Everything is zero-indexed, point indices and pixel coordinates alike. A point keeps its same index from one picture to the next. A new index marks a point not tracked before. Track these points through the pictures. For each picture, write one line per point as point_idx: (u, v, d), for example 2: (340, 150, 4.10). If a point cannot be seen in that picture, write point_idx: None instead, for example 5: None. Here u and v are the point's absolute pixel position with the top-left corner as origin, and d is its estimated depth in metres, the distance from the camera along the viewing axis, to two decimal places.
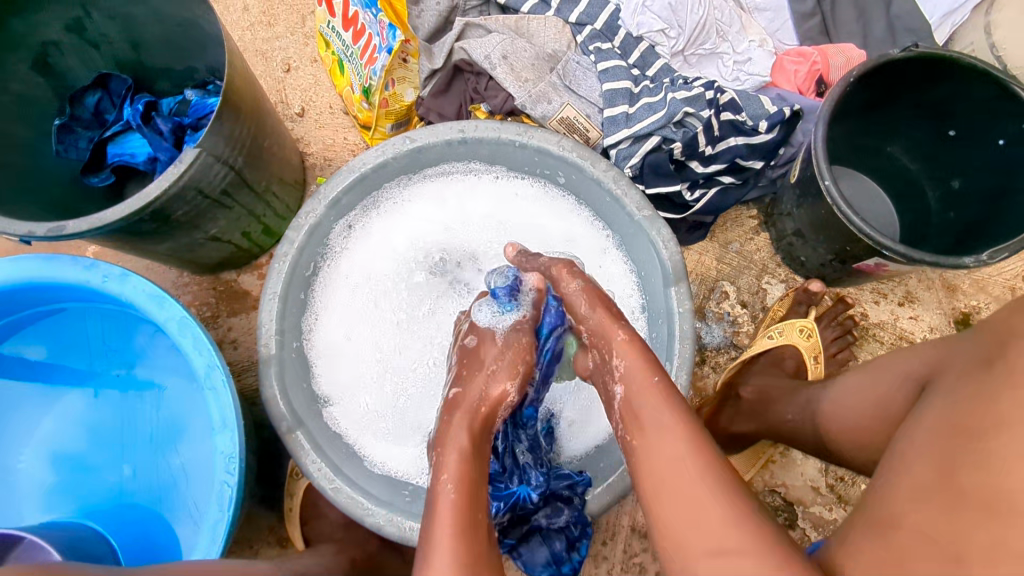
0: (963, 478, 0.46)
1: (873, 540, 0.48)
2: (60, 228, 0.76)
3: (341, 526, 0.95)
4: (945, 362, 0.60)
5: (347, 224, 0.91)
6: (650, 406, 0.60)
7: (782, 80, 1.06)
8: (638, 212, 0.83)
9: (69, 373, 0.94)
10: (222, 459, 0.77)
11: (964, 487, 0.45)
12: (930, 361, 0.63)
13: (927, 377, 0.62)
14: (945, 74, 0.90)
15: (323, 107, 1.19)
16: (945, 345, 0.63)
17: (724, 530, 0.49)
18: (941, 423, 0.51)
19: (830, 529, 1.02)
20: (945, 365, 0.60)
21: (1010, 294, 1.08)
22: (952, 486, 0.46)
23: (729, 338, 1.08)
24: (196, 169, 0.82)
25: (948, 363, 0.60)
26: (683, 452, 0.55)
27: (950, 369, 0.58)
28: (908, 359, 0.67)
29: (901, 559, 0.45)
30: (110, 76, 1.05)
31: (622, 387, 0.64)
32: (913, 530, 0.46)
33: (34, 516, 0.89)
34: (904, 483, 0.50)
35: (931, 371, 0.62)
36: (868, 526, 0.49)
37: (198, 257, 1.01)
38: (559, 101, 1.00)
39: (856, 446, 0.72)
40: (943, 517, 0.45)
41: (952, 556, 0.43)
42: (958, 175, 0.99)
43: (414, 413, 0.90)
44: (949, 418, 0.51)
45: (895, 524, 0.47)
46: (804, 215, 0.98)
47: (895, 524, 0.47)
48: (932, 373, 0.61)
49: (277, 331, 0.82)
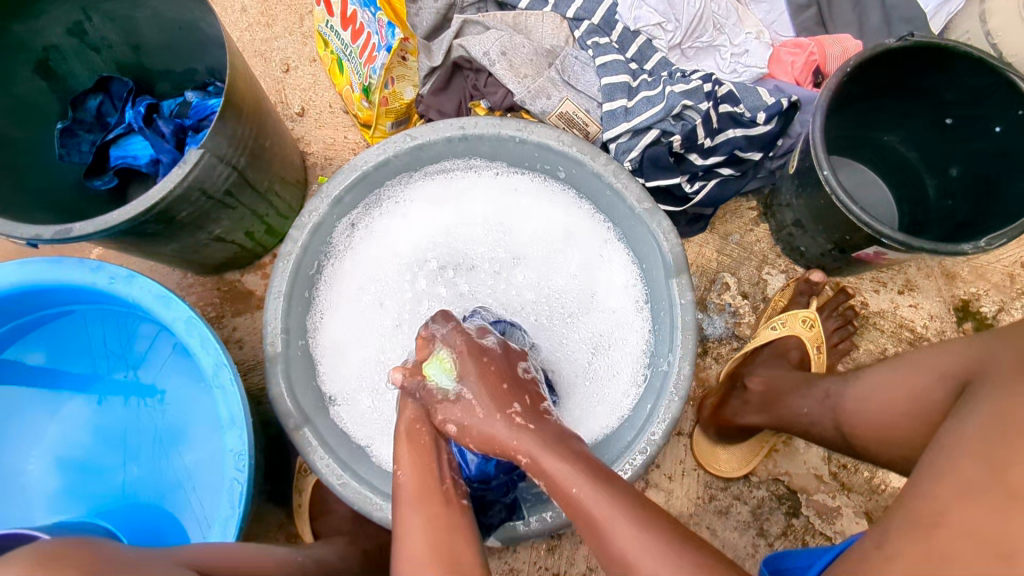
0: (1014, 474, 0.45)
1: (902, 530, 0.47)
2: (67, 231, 0.77)
3: (349, 520, 0.96)
4: (984, 363, 0.59)
5: (350, 223, 0.92)
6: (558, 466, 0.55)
7: (779, 71, 1.07)
8: (638, 205, 0.84)
9: (78, 374, 0.95)
10: (232, 456, 0.77)
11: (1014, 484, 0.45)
12: (964, 363, 0.63)
13: (968, 375, 0.61)
14: (938, 62, 0.91)
15: (323, 106, 1.19)
16: (977, 344, 0.63)
17: None
18: (989, 419, 0.51)
19: (834, 515, 1.03)
20: (984, 366, 0.59)
21: (1009, 281, 1.09)
22: (1003, 484, 0.45)
23: (731, 329, 1.09)
24: (200, 170, 0.82)
25: (987, 365, 0.59)
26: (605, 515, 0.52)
27: (991, 370, 0.58)
28: (939, 357, 0.67)
29: (927, 548, 0.45)
30: (111, 79, 1.05)
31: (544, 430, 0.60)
32: (958, 527, 0.45)
33: (45, 517, 0.89)
34: (945, 471, 0.49)
35: (969, 370, 0.61)
36: (905, 519, 0.48)
37: (202, 257, 1.01)
38: (558, 96, 1.01)
39: (880, 441, 0.73)
40: (989, 511, 0.45)
41: (1001, 553, 0.43)
42: (955, 162, 0.99)
43: None
44: (990, 417, 0.51)
45: (936, 521, 0.46)
46: (804, 205, 0.98)
47: (940, 521, 0.46)
48: (971, 374, 0.61)
49: (283, 330, 0.83)
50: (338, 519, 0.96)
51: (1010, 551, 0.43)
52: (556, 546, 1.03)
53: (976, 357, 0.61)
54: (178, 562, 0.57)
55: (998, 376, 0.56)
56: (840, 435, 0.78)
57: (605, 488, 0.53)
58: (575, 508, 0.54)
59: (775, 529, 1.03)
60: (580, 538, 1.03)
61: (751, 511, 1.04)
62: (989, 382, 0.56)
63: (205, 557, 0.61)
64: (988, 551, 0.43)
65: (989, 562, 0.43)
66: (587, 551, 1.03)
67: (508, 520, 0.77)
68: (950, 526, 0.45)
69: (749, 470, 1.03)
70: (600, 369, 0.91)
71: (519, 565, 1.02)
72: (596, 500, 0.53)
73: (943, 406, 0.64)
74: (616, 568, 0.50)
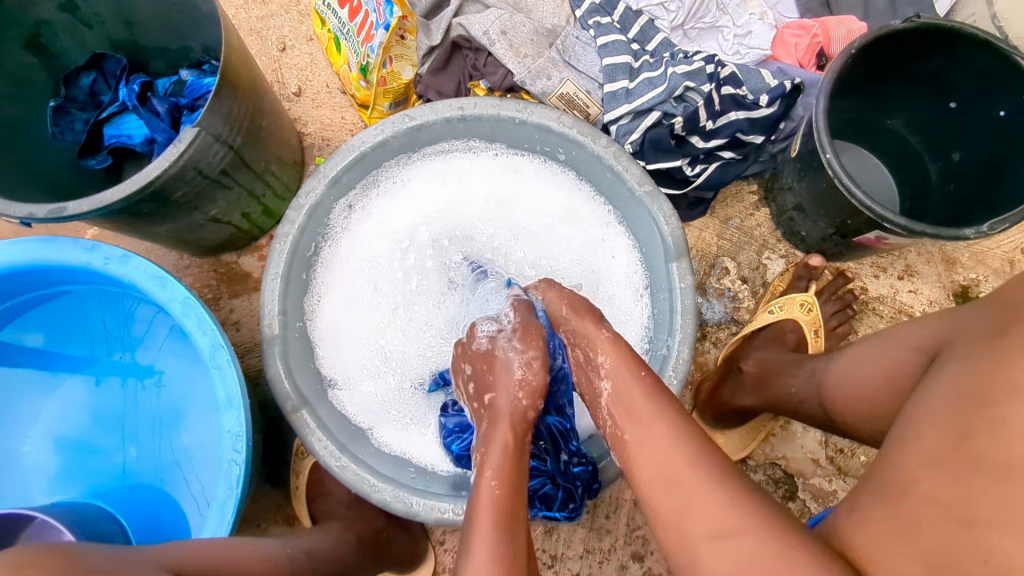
0: (976, 442, 0.46)
1: (873, 500, 0.49)
2: (61, 210, 0.76)
3: (346, 503, 0.96)
4: (952, 336, 0.59)
5: (347, 204, 0.91)
6: (640, 400, 0.60)
7: (782, 54, 1.05)
8: (639, 187, 0.84)
9: (75, 355, 0.94)
10: (229, 438, 0.77)
11: (976, 452, 0.45)
12: (936, 334, 0.62)
13: (937, 347, 0.61)
14: (946, 45, 0.90)
15: (320, 86, 1.18)
16: (950, 317, 0.62)
17: (724, 513, 0.50)
18: (956, 386, 0.51)
19: (830, 499, 1.03)
20: (952, 339, 0.59)
21: (1009, 267, 1.09)
22: (966, 451, 0.46)
23: (730, 314, 1.08)
24: (196, 149, 0.81)
25: (956, 334, 0.59)
26: (671, 444, 0.56)
27: (960, 340, 0.57)
28: (915, 331, 0.66)
29: (908, 525, 0.45)
30: (104, 57, 1.03)
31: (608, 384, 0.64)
32: (926, 495, 0.46)
33: (43, 498, 0.89)
34: (915, 448, 0.49)
35: None
36: (876, 488, 0.50)
37: (199, 238, 1.00)
38: (559, 77, 0.99)
39: (857, 417, 0.72)
40: (954, 480, 0.45)
41: (964, 520, 0.43)
42: (958, 147, 0.99)
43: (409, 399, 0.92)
44: (954, 387, 0.51)
45: (905, 489, 0.48)
46: (805, 188, 0.98)
47: (908, 489, 0.47)
48: (940, 345, 0.60)
49: (280, 311, 0.82)
50: (336, 502, 0.96)
51: (974, 519, 0.43)
52: (553, 528, 1.04)
53: (948, 328, 0.61)
54: (164, 563, 0.57)
55: (962, 346, 0.55)
56: (824, 411, 0.79)
57: (660, 400, 0.60)
58: (625, 401, 0.62)
59: None
60: (577, 520, 1.03)
61: None
62: (957, 352, 0.55)
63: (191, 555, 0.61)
64: (949, 516, 0.44)
65: (951, 529, 0.44)
66: (585, 534, 1.03)
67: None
68: (917, 495, 0.47)
69: (747, 454, 1.04)
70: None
71: None
72: (661, 431, 0.57)
73: (914, 375, 0.63)
74: (652, 459, 0.56)
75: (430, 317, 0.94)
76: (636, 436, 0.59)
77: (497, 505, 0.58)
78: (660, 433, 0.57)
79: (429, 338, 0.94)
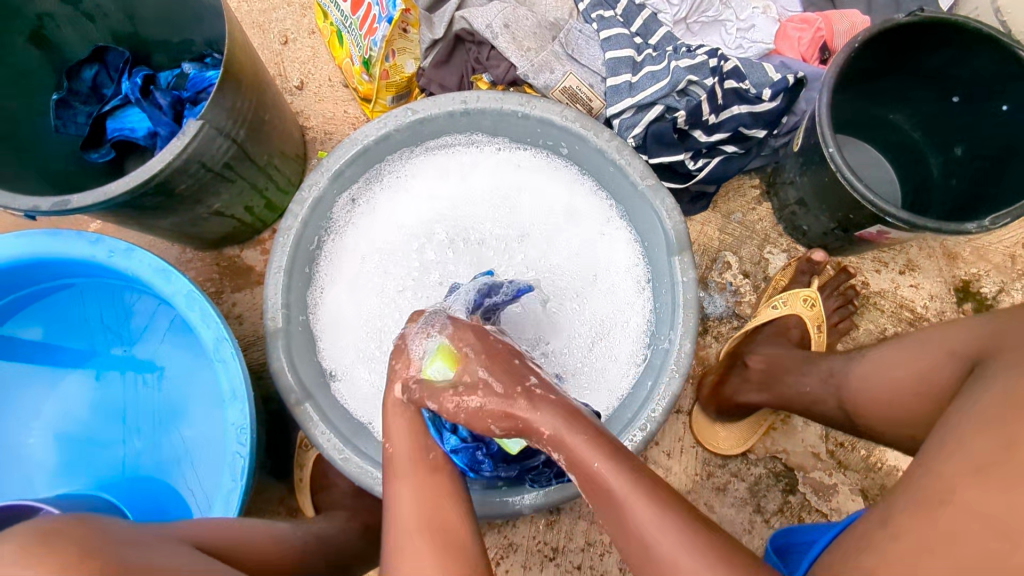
0: (1021, 454, 0.45)
1: (910, 507, 0.48)
2: (65, 203, 0.76)
3: (350, 494, 0.96)
4: (999, 343, 0.58)
5: (350, 197, 0.91)
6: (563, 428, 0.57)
7: (785, 48, 1.05)
8: (641, 181, 0.84)
9: (79, 348, 0.95)
10: (233, 430, 0.78)
11: (1023, 463, 0.45)
12: (978, 340, 0.62)
13: (980, 353, 0.60)
14: (950, 39, 0.90)
15: (322, 80, 1.17)
16: (982, 325, 0.63)
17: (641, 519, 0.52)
18: (1002, 396, 0.50)
19: (831, 493, 1.04)
20: (1000, 346, 0.58)
21: (1011, 262, 1.09)
22: (1015, 463, 0.45)
23: (731, 308, 1.09)
24: (199, 142, 0.81)
25: (1002, 343, 0.58)
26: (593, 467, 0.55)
27: (1006, 349, 0.56)
28: (954, 335, 0.66)
29: (937, 528, 0.46)
30: (107, 50, 1.03)
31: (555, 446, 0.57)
32: (965, 505, 0.46)
33: (48, 489, 0.90)
34: (955, 455, 0.49)
35: (979, 349, 0.61)
36: (912, 496, 0.49)
37: (202, 232, 1.01)
38: (561, 70, 0.99)
39: (885, 421, 0.73)
40: (999, 491, 0.45)
41: (1003, 533, 0.44)
42: (961, 142, 0.99)
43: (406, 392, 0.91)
44: (1002, 397, 0.50)
45: (945, 499, 0.47)
46: (807, 183, 0.98)
47: (947, 499, 0.47)
48: (982, 353, 0.60)
49: (283, 305, 0.82)
50: (339, 494, 0.97)
51: (1012, 530, 0.44)
52: (554, 520, 1.04)
53: (992, 336, 0.60)
54: (180, 537, 0.58)
55: (1011, 355, 0.55)
56: (845, 415, 0.79)
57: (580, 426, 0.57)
58: (587, 475, 0.55)
59: (772, 505, 1.04)
60: (579, 513, 1.04)
61: (748, 488, 1.04)
62: (1004, 361, 0.55)
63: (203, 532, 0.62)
64: (993, 530, 0.44)
65: (995, 543, 0.44)
66: (586, 526, 1.04)
67: (513, 491, 0.78)
68: (958, 505, 0.46)
69: (748, 448, 1.04)
70: (603, 350, 0.90)
71: (519, 540, 1.03)
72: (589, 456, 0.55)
73: (951, 382, 0.63)
74: (583, 487, 0.55)
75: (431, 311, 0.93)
76: (610, 514, 0.54)
77: (407, 460, 0.63)
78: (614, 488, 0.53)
79: None
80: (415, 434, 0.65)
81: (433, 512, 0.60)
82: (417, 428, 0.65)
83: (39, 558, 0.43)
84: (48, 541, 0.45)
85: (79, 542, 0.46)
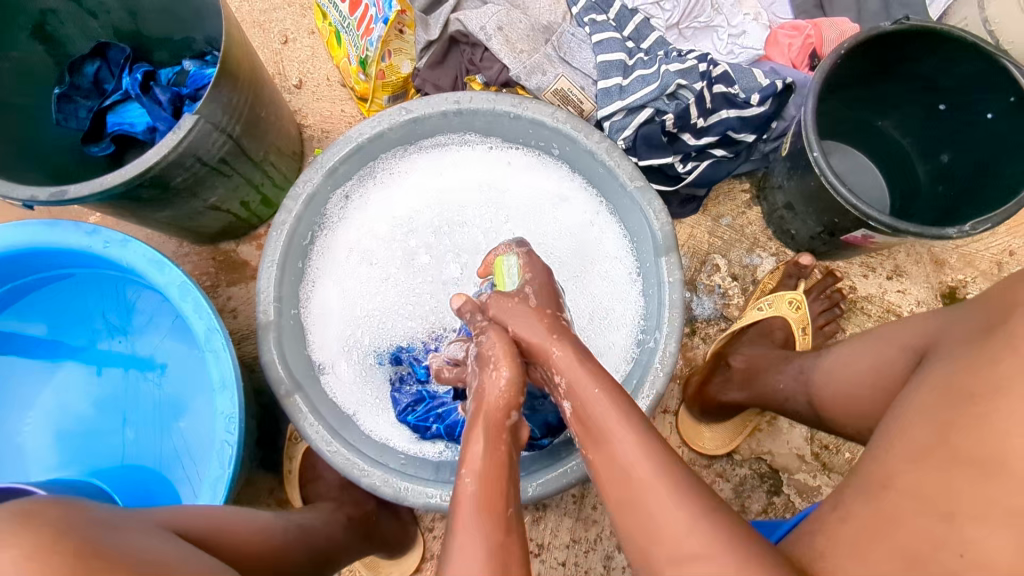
0: (955, 434, 0.46)
1: (858, 492, 0.49)
2: (62, 194, 0.78)
3: (337, 487, 0.97)
4: (947, 337, 0.60)
5: (344, 194, 0.93)
6: (604, 418, 0.57)
7: (775, 54, 1.06)
8: (630, 182, 0.85)
9: (75, 338, 0.97)
10: (221, 419, 0.79)
11: (952, 445, 0.46)
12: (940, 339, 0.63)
13: (925, 346, 0.61)
14: (937, 46, 0.91)
15: (320, 79, 1.19)
16: (937, 316, 0.63)
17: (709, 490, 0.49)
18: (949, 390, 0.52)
19: (815, 494, 1.05)
20: (937, 341, 0.59)
21: (997, 269, 1.10)
22: (947, 444, 0.46)
23: (719, 310, 1.10)
24: (195, 137, 0.83)
25: (938, 338, 0.60)
26: (633, 461, 0.53)
27: (943, 342, 0.58)
28: (902, 331, 0.67)
29: (878, 510, 0.47)
30: (109, 46, 1.05)
31: (568, 401, 0.61)
32: (906, 490, 0.46)
33: (41, 474, 0.91)
34: (894, 439, 0.50)
35: (925, 340, 0.62)
36: (859, 482, 0.50)
37: (198, 226, 1.02)
38: (553, 73, 1.02)
39: (845, 414, 0.74)
40: (934, 475, 0.46)
41: (944, 513, 0.44)
42: (946, 149, 1.00)
43: (373, 390, 0.92)
44: (934, 386, 0.52)
45: (886, 484, 0.48)
46: (794, 188, 0.99)
47: (888, 483, 0.48)
48: (925, 347, 0.61)
49: (275, 298, 0.84)
50: (327, 486, 0.98)
51: (953, 511, 0.44)
52: (540, 517, 1.05)
53: (935, 331, 0.61)
54: (160, 524, 0.59)
55: (952, 343, 0.56)
56: (813, 410, 0.80)
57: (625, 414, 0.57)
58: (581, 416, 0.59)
59: (756, 506, 1.05)
60: (565, 510, 1.05)
61: (733, 488, 1.05)
62: (941, 353, 0.56)
63: (186, 519, 0.63)
64: (929, 512, 0.45)
65: (929, 520, 0.44)
66: (571, 524, 1.05)
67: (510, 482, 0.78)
68: (897, 491, 0.47)
69: (733, 448, 1.05)
70: (601, 334, 0.92)
71: None
72: (625, 448, 0.54)
73: (904, 375, 0.64)
74: (615, 476, 0.53)
75: (413, 305, 0.95)
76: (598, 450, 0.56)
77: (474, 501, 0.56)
78: (627, 453, 0.53)
79: (411, 327, 0.95)
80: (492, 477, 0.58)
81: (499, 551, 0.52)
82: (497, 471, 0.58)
83: (22, 536, 0.44)
84: (29, 521, 0.46)
85: (57, 524, 0.47)
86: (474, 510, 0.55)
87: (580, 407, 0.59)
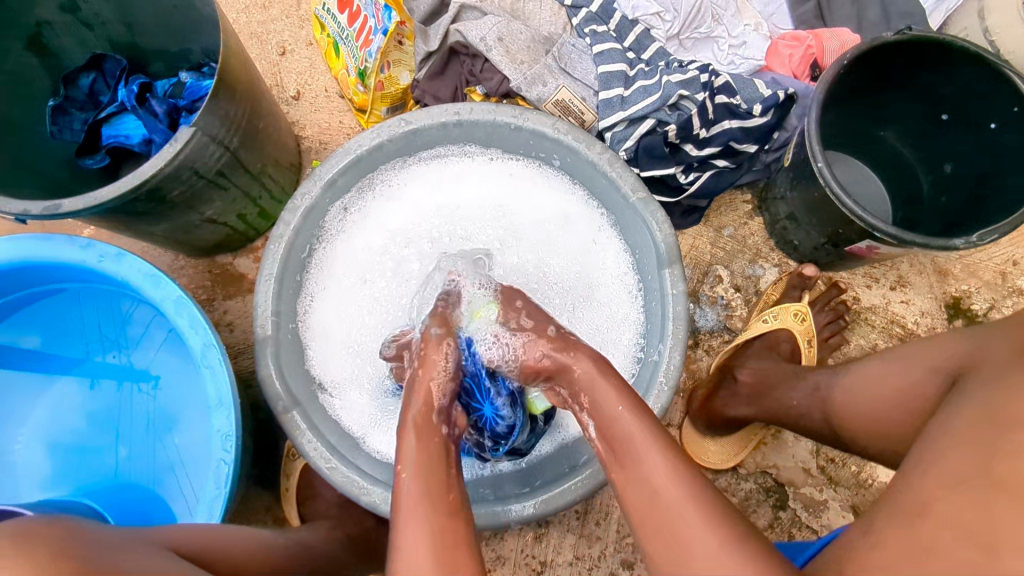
0: (998, 466, 0.45)
1: (890, 522, 0.48)
2: (56, 207, 0.76)
3: (336, 505, 0.96)
4: (979, 358, 0.59)
5: (342, 206, 0.91)
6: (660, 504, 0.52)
7: (776, 65, 1.06)
8: (633, 195, 0.84)
9: (67, 354, 0.95)
10: (218, 437, 0.77)
11: (992, 473, 0.45)
12: (957, 356, 0.62)
13: (962, 368, 0.60)
14: (940, 58, 0.91)
15: (318, 90, 1.18)
16: (970, 337, 0.62)
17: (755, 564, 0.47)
18: (978, 413, 0.51)
19: (821, 509, 1.03)
20: (979, 359, 0.58)
21: (1001, 279, 1.10)
22: (987, 475, 0.45)
23: (722, 322, 1.09)
24: (191, 149, 0.82)
25: (982, 358, 0.58)
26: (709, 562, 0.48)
27: (987, 364, 0.57)
28: (935, 351, 0.65)
29: (915, 539, 0.45)
30: (105, 57, 1.04)
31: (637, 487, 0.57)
32: (943, 518, 0.45)
33: (33, 495, 0.89)
34: (933, 469, 0.49)
35: (960, 363, 0.61)
36: (893, 509, 0.49)
37: (193, 239, 1.01)
38: (554, 84, 1.00)
39: (870, 433, 0.73)
40: (972, 504, 0.44)
41: (985, 545, 0.42)
42: (948, 159, 1.00)
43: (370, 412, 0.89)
44: (977, 409, 0.51)
45: (922, 512, 0.47)
46: (797, 198, 0.98)
47: (925, 512, 0.46)
48: (966, 365, 0.60)
49: (272, 313, 0.82)
50: (325, 504, 0.96)
51: (994, 542, 0.42)
52: (543, 534, 1.03)
53: (974, 350, 0.60)
54: (156, 541, 0.57)
55: (992, 368, 0.55)
56: (830, 427, 0.79)
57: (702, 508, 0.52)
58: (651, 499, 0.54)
59: (762, 521, 1.03)
60: (568, 526, 1.03)
61: (738, 503, 1.04)
62: (984, 375, 0.55)
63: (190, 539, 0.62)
64: (969, 540, 0.43)
65: (971, 553, 0.42)
66: (574, 540, 1.03)
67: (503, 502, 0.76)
68: (936, 517, 0.46)
69: (737, 462, 1.04)
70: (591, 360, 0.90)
71: (506, 552, 1.02)
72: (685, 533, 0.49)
73: (932, 396, 0.63)
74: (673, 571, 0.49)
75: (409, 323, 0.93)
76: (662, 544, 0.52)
77: (422, 507, 0.58)
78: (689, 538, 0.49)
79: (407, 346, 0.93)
80: (427, 469, 0.62)
81: (447, 548, 0.56)
82: (429, 462, 0.62)
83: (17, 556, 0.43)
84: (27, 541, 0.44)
85: (57, 547, 0.46)
86: (418, 503, 0.59)
87: (591, 406, 0.64)
